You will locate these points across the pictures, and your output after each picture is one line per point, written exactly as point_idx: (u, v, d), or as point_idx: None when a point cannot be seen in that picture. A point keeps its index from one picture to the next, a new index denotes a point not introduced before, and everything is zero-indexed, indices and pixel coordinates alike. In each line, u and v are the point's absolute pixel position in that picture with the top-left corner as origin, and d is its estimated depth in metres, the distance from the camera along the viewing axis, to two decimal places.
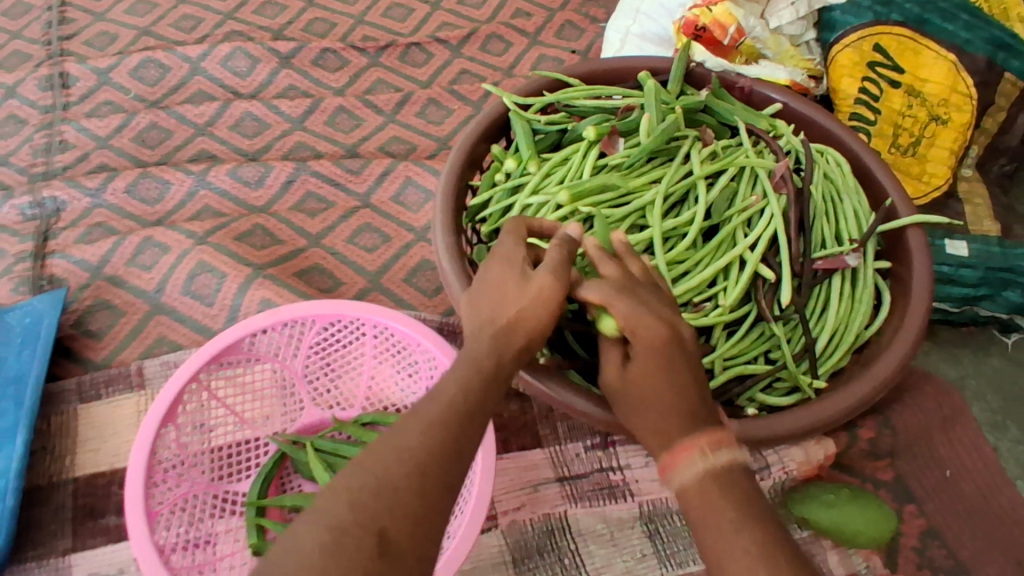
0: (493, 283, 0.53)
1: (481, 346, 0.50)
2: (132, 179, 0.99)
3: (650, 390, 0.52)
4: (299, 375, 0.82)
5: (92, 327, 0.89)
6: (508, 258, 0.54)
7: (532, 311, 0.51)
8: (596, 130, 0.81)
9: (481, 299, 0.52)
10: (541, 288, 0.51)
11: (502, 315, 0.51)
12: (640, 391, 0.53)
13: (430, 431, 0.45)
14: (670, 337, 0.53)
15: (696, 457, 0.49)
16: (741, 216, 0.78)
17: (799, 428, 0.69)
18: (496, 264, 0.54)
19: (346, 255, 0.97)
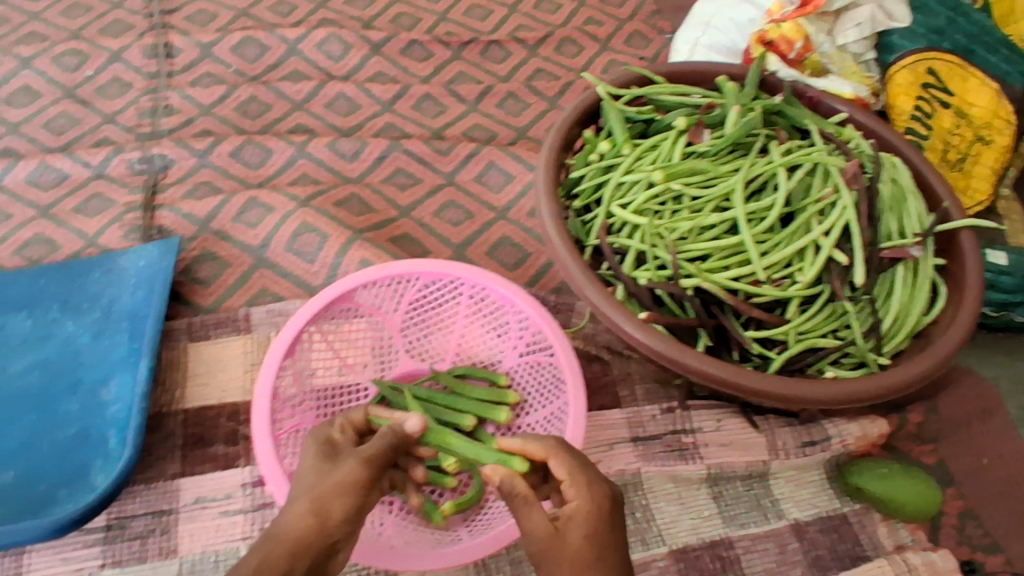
0: (312, 490, 0.57)
1: (295, 540, 0.54)
2: (238, 144, 1.07)
3: (592, 564, 0.54)
4: (397, 329, 0.89)
5: (198, 275, 0.95)
6: (319, 461, 0.61)
7: (336, 505, 0.56)
8: (687, 120, 0.89)
9: (288, 506, 0.57)
10: (344, 481, 0.58)
11: (301, 517, 0.55)
12: (576, 556, 0.55)
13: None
14: (603, 501, 0.57)
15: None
16: (816, 206, 0.84)
17: (868, 394, 0.77)
18: (302, 470, 0.61)
19: (433, 227, 1.04)
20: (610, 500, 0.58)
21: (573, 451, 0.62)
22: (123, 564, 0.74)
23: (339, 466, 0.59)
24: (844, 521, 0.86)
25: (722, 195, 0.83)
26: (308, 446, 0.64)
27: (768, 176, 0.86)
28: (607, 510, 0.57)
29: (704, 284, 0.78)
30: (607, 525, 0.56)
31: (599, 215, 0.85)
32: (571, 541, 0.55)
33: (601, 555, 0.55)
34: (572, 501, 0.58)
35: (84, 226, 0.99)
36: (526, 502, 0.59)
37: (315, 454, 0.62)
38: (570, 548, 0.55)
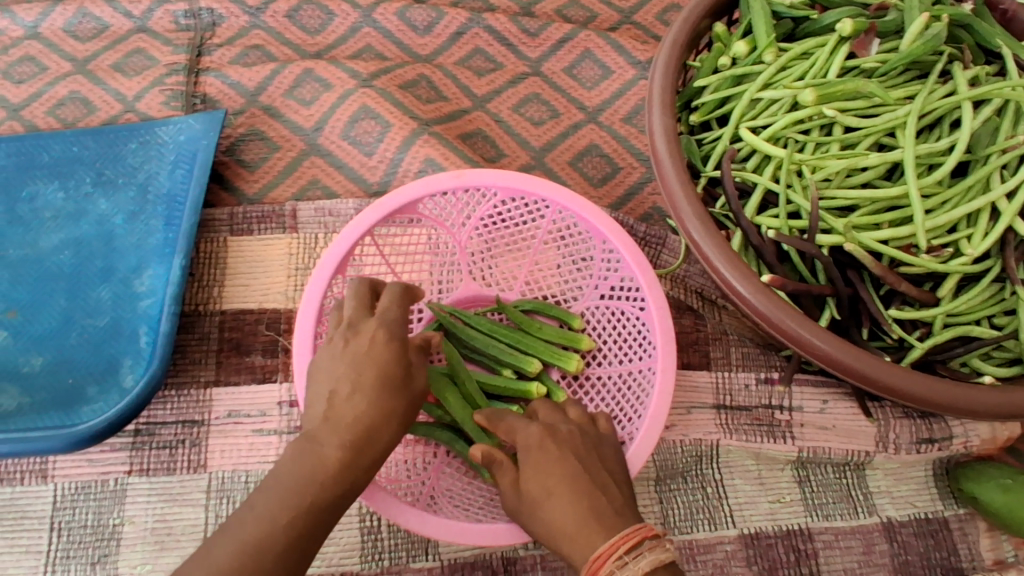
0: (385, 392, 0.53)
1: (360, 442, 0.52)
2: (295, 3, 0.92)
3: (552, 498, 0.55)
4: (462, 246, 0.75)
5: (244, 157, 0.84)
6: (400, 360, 0.55)
7: (407, 418, 0.56)
8: (854, 24, 0.67)
9: (370, 408, 0.52)
10: (418, 399, 0.56)
11: (377, 428, 0.53)
12: (536, 496, 0.56)
13: (301, 492, 0.50)
14: (551, 435, 0.59)
15: (615, 568, 0.50)
16: (1001, 156, 0.66)
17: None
18: (376, 361, 0.54)
19: (512, 125, 0.89)
20: (557, 435, 0.59)
21: (532, 407, 0.64)
22: (149, 473, 0.70)
23: (416, 377, 0.56)
24: (943, 526, 0.75)
25: (887, 129, 0.65)
26: (378, 328, 0.56)
27: (950, 111, 0.67)
28: (559, 448, 0.58)
29: (848, 244, 0.64)
30: (559, 459, 0.57)
31: (724, 138, 0.69)
32: (531, 484, 0.56)
33: (561, 490, 0.55)
34: (520, 443, 0.59)
35: (123, 86, 0.88)
36: (496, 462, 0.59)
37: (398, 353, 0.55)
38: (530, 496, 0.56)
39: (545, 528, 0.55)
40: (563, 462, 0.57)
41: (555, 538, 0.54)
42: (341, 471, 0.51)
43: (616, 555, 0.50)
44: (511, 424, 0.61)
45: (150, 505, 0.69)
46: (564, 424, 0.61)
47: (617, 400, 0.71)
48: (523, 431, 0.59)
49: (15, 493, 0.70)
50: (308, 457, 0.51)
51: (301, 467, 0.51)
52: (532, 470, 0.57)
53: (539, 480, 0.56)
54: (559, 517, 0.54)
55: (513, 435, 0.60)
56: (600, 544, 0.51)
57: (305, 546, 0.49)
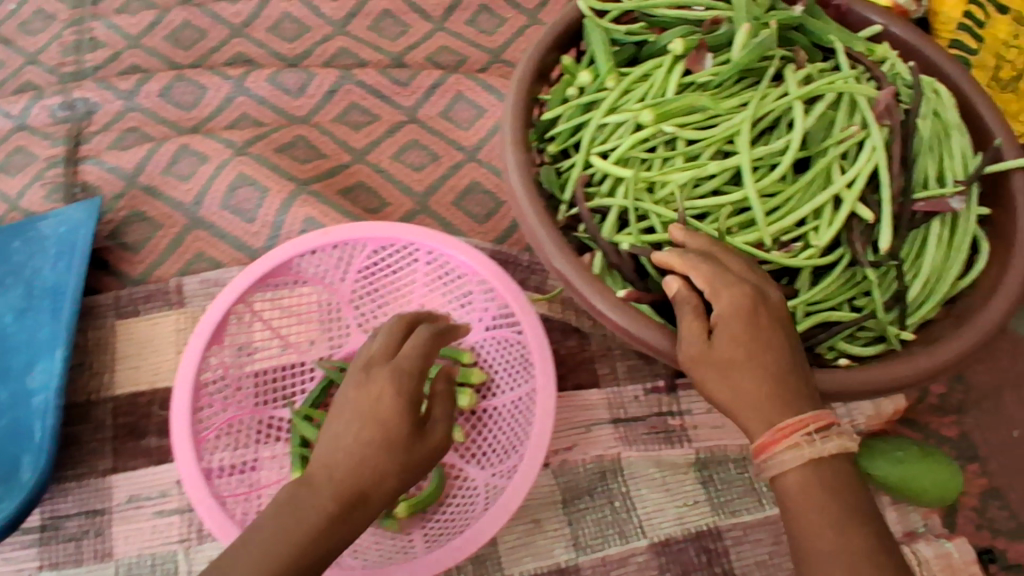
0: (384, 443, 0.54)
1: (354, 493, 0.52)
2: (166, 82, 0.93)
3: (744, 360, 0.55)
4: (346, 300, 0.78)
5: (127, 239, 0.84)
6: (411, 418, 0.55)
7: (418, 472, 0.56)
8: (684, 42, 0.72)
9: (370, 464, 0.53)
10: (430, 457, 0.57)
11: (377, 484, 0.53)
12: (735, 362, 0.55)
13: (292, 542, 0.49)
14: (760, 304, 0.56)
15: (802, 443, 0.52)
16: (838, 148, 0.69)
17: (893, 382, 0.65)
18: (385, 416, 0.54)
19: (392, 174, 0.91)
20: (766, 303, 0.57)
21: (719, 255, 0.60)
22: (57, 567, 0.70)
23: (428, 435, 0.57)
24: None
25: (725, 136, 0.69)
26: (389, 381, 0.56)
27: (784, 112, 0.70)
28: (754, 316, 0.56)
29: None
30: (762, 329, 0.56)
31: (577, 165, 0.72)
32: (727, 347, 0.55)
33: (756, 356, 0.55)
34: (722, 306, 0.56)
35: (5, 186, 0.88)
36: (692, 312, 0.58)
37: (408, 411, 0.55)
38: (720, 355, 0.55)
39: (720, 388, 0.55)
40: (761, 336, 0.55)
41: (744, 407, 0.55)
42: (333, 524, 0.51)
43: (806, 430, 0.52)
44: (721, 280, 0.57)
45: None
46: (768, 292, 0.58)
47: (510, 427, 0.72)
48: (737, 296, 0.56)
49: None
50: (298, 509, 0.51)
51: (295, 515, 0.50)
52: (732, 338, 0.55)
53: (748, 353, 0.55)
54: (754, 391, 0.54)
55: (721, 300, 0.56)
56: (787, 417, 0.54)
57: None
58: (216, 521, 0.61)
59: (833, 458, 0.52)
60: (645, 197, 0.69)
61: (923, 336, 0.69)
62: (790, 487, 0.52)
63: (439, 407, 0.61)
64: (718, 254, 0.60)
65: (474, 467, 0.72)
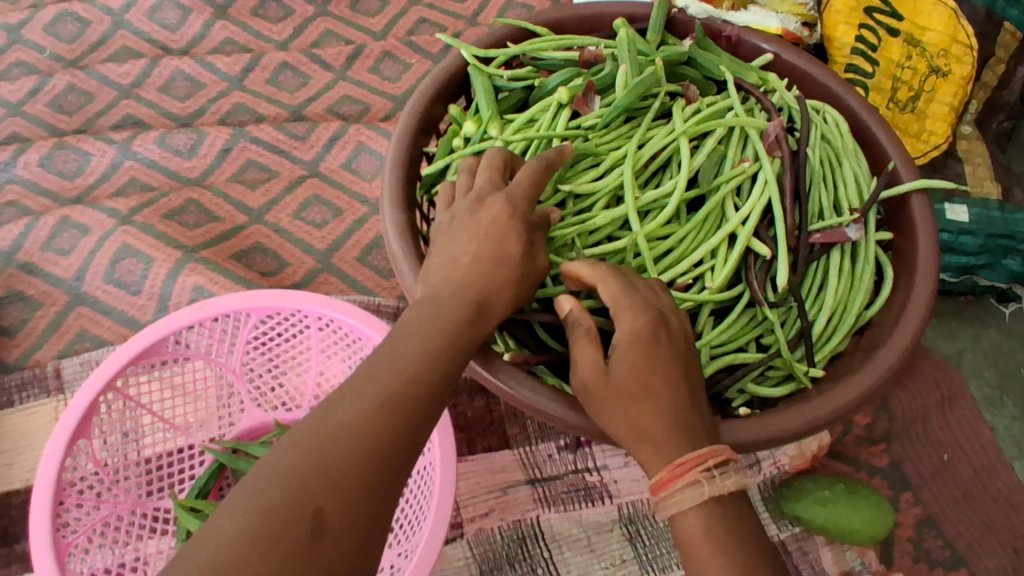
0: (479, 245, 0.50)
1: (450, 308, 0.47)
2: (47, 150, 0.89)
3: (637, 390, 0.47)
4: (238, 373, 0.73)
5: (3, 322, 0.79)
6: (522, 237, 0.51)
7: (523, 294, 0.51)
8: (568, 90, 0.70)
9: (451, 278, 0.49)
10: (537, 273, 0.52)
11: (498, 302, 0.49)
12: (631, 391, 0.47)
13: (324, 460, 0.36)
14: (660, 327, 0.49)
15: (701, 481, 0.45)
16: (730, 184, 0.68)
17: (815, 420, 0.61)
18: (503, 236, 0.50)
19: (292, 232, 0.87)
20: (668, 328, 0.50)
21: (627, 276, 0.53)
22: None
23: (536, 255, 0.52)
24: (781, 551, 0.73)
25: (614, 181, 0.66)
26: (504, 208, 0.51)
27: (674, 151, 0.68)
28: (651, 333, 0.49)
29: None
30: (659, 355, 0.48)
31: None
32: (622, 372, 0.48)
33: (651, 386, 0.47)
34: (620, 328, 0.49)
35: None
36: (585, 336, 0.50)
37: (519, 231, 0.51)
38: (615, 380, 0.48)
39: (614, 420, 0.48)
40: (662, 361, 0.48)
41: (641, 439, 0.47)
42: (401, 433, 0.39)
43: (705, 467, 0.45)
44: (622, 301, 0.50)
45: None
46: (672, 318, 0.51)
47: (414, 500, 0.67)
48: (636, 316, 0.49)
49: None
50: (387, 354, 0.42)
51: (319, 426, 0.38)
52: (630, 362, 0.48)
53: (648, 379, 0.47)
54: (654, 421, 0.47)
55: (621, 323, 0.50)
56: (687, 451, 0.46)
57: (393, 450, 0.39)
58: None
59: (731, 498, 0.45)
60: None
61: (833, 370, 0.67)
62: (689, 533, 0.45)
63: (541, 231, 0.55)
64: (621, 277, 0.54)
65: None
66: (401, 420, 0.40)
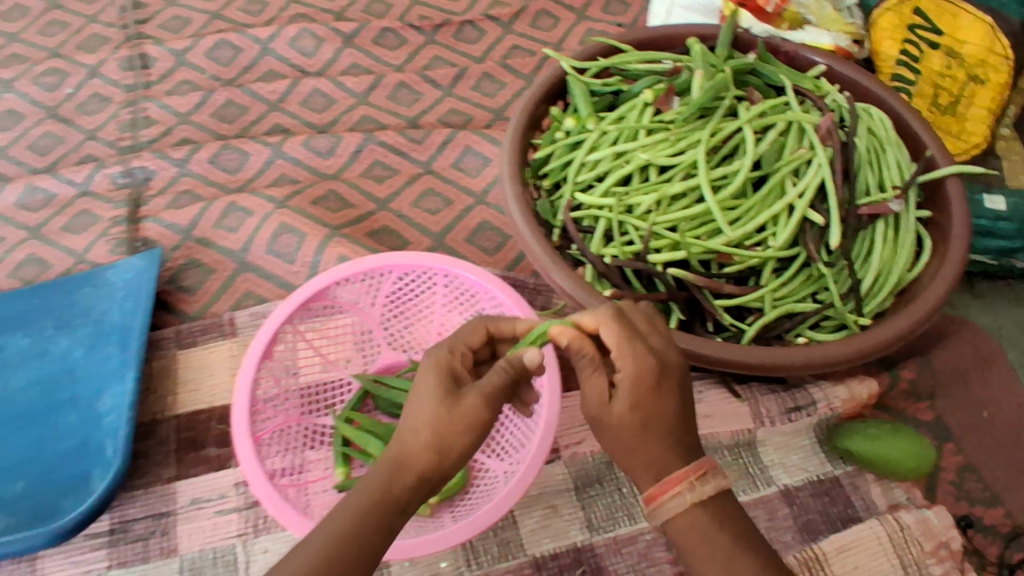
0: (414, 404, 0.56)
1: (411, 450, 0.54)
2: (215, 150, 1.08)
3: (632, 430, 0.56)
4: (377, 322, 0.90)
5: (184, 283, 0.97)
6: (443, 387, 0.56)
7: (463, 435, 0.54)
8: (653, 92, 0.86)
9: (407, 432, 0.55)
10: (465, 419, 0.54)
11: (416, 453, 0.54)
12: (623, 426, 0.57)
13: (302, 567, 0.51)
14: (661, 374, 0.57)
15: (685, 491, 0.56)
16: (789, 166, 0.82)
17: (851, 356, 0.76)
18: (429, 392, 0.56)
19: (412, 218, 1.05)
20: (667, 371, 0.57)
21: (630, 320, 0.59)
22: (127, 564, 0.78)
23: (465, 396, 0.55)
24: (835, 484, 0.85)
25: (690, 162, 0.82)
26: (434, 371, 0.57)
27: (740, 140, 0.84)
28: (648, 373, 0.56)
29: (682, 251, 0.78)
30: (661, 397, 0.57)
31: (565, 194, 0.84)
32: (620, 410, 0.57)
33: (648, 421, 0.56)
34: (621, 374, 0.56)
35: (73, 243, 1.01)
36: (591, 365, 0.58)
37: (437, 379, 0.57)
38: (617, 418, 0.57)
39: (617, 446, 0.58)
40: (653, 408, 0.57)
41: (635, 459, 0.57)
42: (361, 545, 0.52)
43: (688, 480, 0.56)
44: (628, 347, 0.57)
45: None
46: (671, 358, 0.58)
47: (520, 423, 0.81)
48: (643, 368, 0.56)
49: None
50: (364, 487, 0.54)
51: (301, 547, 0.52)
52: (626, 402, 0.56)
53: (640, 418, 0.56)
54: (647, 450, 0.57)
55: (628, 371, 0.56)
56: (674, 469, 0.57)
57: (358, 556, 0.51)
58: (277, 504, 0.71)
59: (711, 499, 0.57)
60: (633, 221, 0.80)
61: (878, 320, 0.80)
62: (678, 531, 0.57)
63: (490, 380, 0.56)
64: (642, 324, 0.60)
65: (492, 460, 0.81)
66: (366, 533, 0.52)
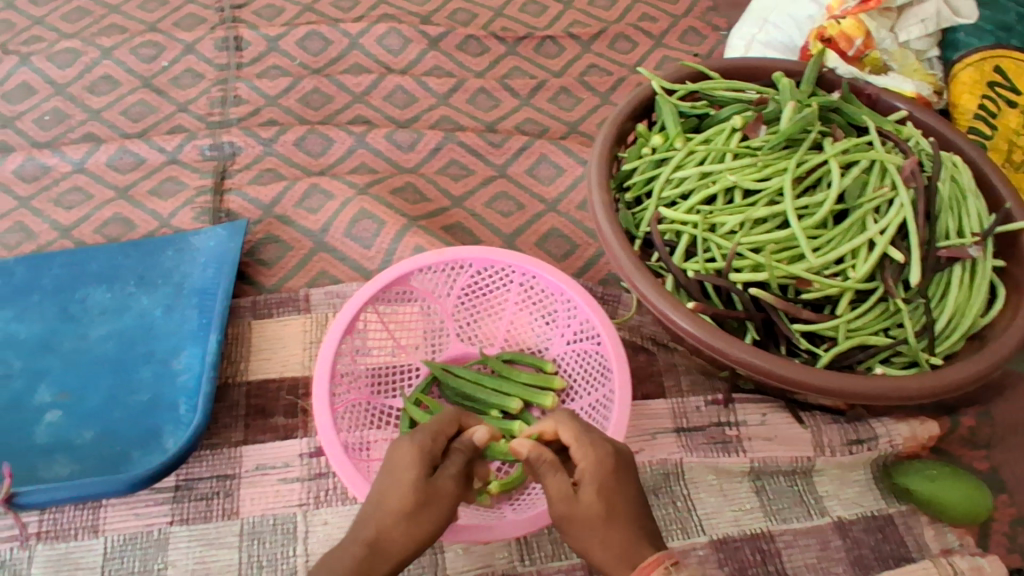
0: (386, 478, 0.64)
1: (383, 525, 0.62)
2: (301, 134, 1.12)
3: (595, 520, 0.61)
4: (449, 313, 0.92)
5: (262, 257, 1.00)
6: (423, 470, 0.63)
7: (434, 520, 0.63)
8: (743, 119, 0.89)
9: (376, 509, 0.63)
10: (440, 503, 0.63)
11: (392, 539, 0.61)
12: (591, 515, 0.61)
13: None
14: (615, 463, 0.64)
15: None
16: (872, 203, 0.84)
17: (923, 393, 0.76)
18: (405, 470, 0.63)
19: (485, 217, 1.07)
20: (620, 461, 0.65)
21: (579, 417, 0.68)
22: (190, 522, 0.78)
23: (442, 483, 0.64)
24: (889, 521, 0.85)
25: (776, 189, 0.83)
26: (411, 447, 0.64)
27: (825, 173, 0.86)
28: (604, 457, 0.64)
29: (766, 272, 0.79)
30: (620, 481, 0.64)
31: (650, 207, 0.87)
32: (587, 500, 0.62)
33: (611, 511, 0.62)
34: (583, 466, 0.64)
35: (159, 207, 1.04)
36: (551, 467, 0.64)
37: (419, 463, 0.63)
38: (584, 507, 0.61)
39: (592, 541, 0.61)
40: (613, 496, 0.62)
41: (609, 553, 0.60)
42: None
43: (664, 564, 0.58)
44: (587, 439, 0.65)
45: (191, 550, 0.76)
46: (621, 450, 0.66)
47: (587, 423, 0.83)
48: (600, 456, 0.64)
49: (70, 547, 0.75)
50: (335, 554, 0.61)
51: None
52: (592, 488, 0.62)
53: (605, 506, 0.62)
54: (615, 539, 0.60)
55: (588, 461, 0.64)
56: (647, 555, 0.59)
57: None
58: (349, 473, 0.73)
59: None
60: (717, 239, 0.82)
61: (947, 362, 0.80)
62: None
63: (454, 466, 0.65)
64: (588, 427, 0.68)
65: None
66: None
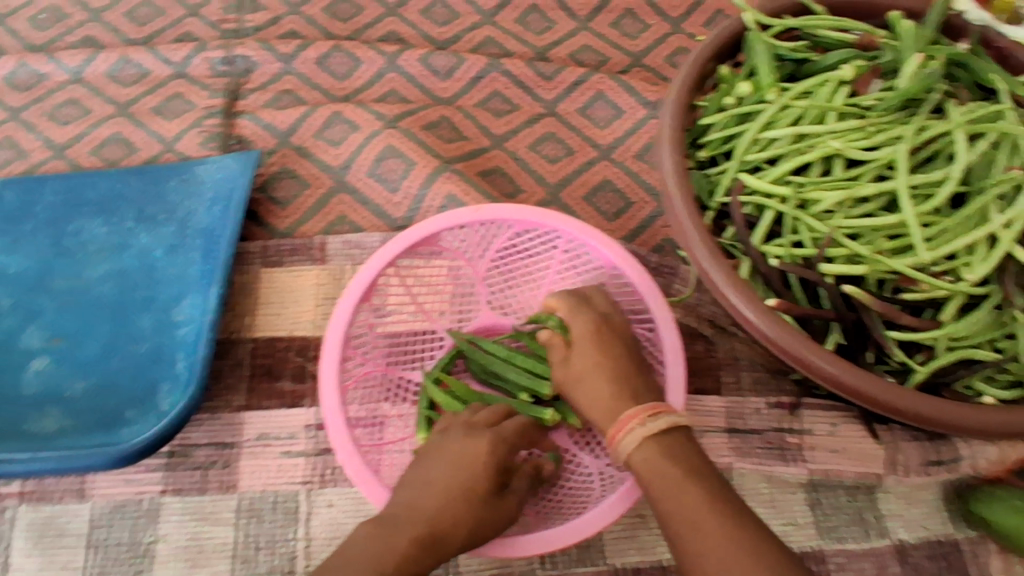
0: (451, 455, 0.64)
1: (437, 505, 0.61)
2: (325, 50, 0.98)
3: (592, 377, 0.66)
4: (480, 277, 0.81)
5: (276, 194, 0.88)
6: (492, 479, 0.64)
7: (492, 524, 0.62)
8: (854, 68, 0.72)
9: (434, 484, 0.62)
10: (501, 517, 0.63)
11: (453, 524, 0.60)
12: (583, 369, 0.67)
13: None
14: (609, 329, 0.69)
15: (638, 426, 0.61)
16: (999, 187, 0.67)
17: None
18: (474, 459, 0.64)
19: (527, 162, 0.94)
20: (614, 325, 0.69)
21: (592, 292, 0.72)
22: (182, 493, 0.72)
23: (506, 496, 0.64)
24: (955, 548, 0.75)
25: (885, 162, 0.69)
26: (486, 443, 0.65)
27: (948, 145, 0.69)
28: (613, 349, 0.67)
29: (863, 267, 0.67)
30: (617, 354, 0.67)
31: (729, 171, 0.73)
32: (576, 358, 0.68)
33: (606, 364, 0.67)
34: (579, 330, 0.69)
35: (163, 128, 0.92)
36: (557, 344, 0.70)
37: (491, 470, 0.64)
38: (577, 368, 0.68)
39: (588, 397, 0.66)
40: (610, 361, 0.67)
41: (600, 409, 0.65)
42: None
43: (643, 418, 0.61)
44: (585, 310, 0.70)
45: (184, 524, 0.71)
46: (625, 330, 0.70)
47: None
48: (601, 328, 0.68)
49: (55, 511, 0.71)
50: (384, 536, 0.58)
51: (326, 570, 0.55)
52: (591, 354, 0.67)
53: (595, 364, 0.67)
54: (605, 392, 0.65)
55: (582, 331, 0.68)
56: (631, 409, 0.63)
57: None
58: (357, 468, 0.65)
59: (665, 434, 0.60)
60: (807, 219, 0.68)
61: None
62: (639, 466, 0.60)
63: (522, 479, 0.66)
64: (604, 306, 0.71)
65: (587, 455, 0.74)
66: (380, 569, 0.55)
